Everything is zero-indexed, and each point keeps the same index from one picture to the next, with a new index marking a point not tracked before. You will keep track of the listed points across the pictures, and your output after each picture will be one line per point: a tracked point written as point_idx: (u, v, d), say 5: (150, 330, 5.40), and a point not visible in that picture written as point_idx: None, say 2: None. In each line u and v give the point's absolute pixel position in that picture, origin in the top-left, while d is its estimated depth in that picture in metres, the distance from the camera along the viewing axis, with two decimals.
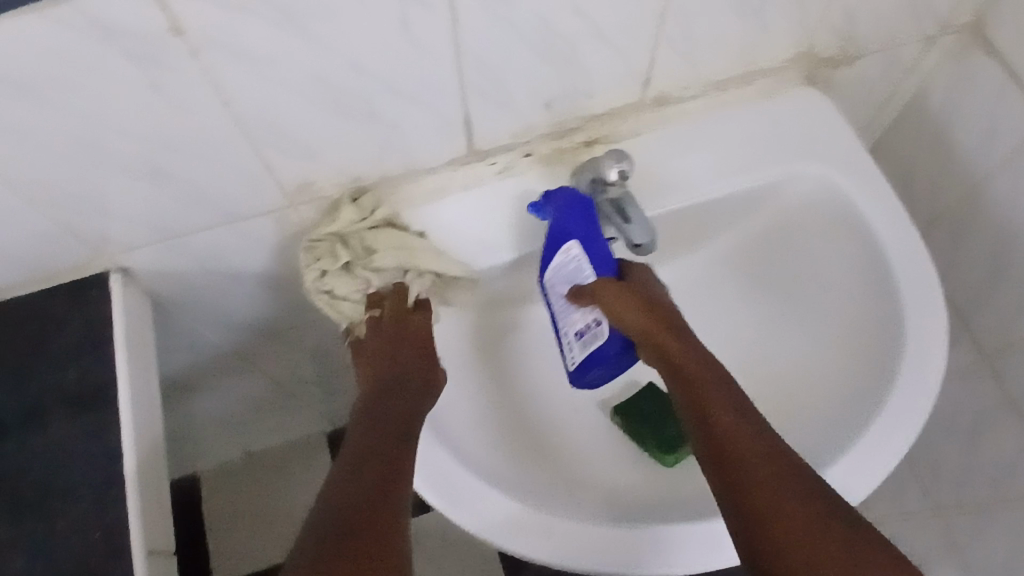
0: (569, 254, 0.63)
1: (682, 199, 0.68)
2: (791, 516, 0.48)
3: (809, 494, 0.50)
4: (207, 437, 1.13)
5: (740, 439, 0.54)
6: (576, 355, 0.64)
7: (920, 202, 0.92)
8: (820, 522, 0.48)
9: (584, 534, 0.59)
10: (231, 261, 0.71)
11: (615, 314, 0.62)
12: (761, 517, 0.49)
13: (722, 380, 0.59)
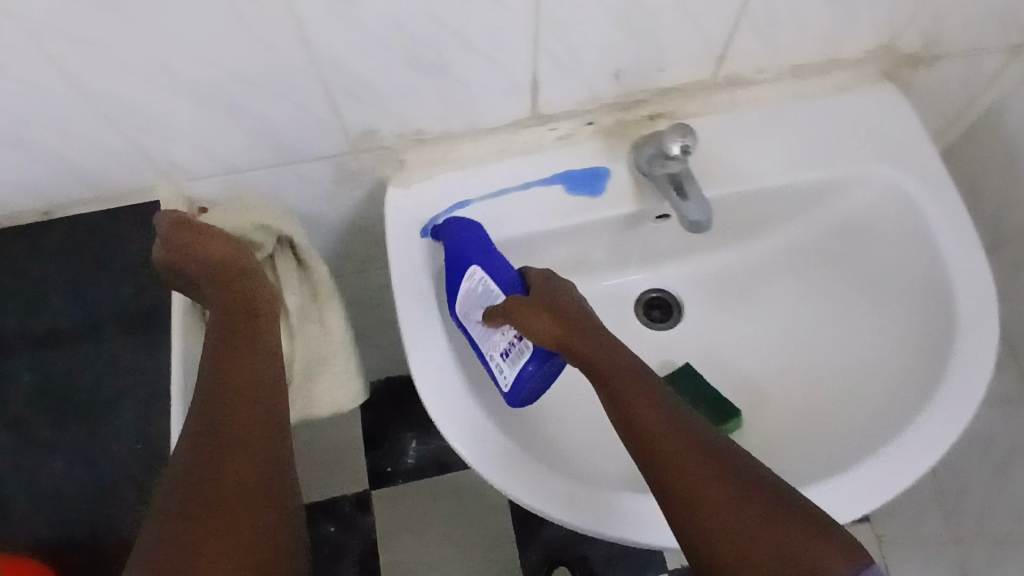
0: (473, 277, 0.62)
1: (741, 184, 0.67)
2: (730, 526, 0.47)
3: (747, 483, 0.49)
4: None
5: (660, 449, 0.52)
6: (508, 375, 0.60)
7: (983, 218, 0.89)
8: (755, 526, 0.46)
9: (602, 500, 0.60)
10: (286, 200, 0.73)
11: (528, 330, 0.58)
12: (703, 536, 0.47)
13: (639, 380, 0.57)
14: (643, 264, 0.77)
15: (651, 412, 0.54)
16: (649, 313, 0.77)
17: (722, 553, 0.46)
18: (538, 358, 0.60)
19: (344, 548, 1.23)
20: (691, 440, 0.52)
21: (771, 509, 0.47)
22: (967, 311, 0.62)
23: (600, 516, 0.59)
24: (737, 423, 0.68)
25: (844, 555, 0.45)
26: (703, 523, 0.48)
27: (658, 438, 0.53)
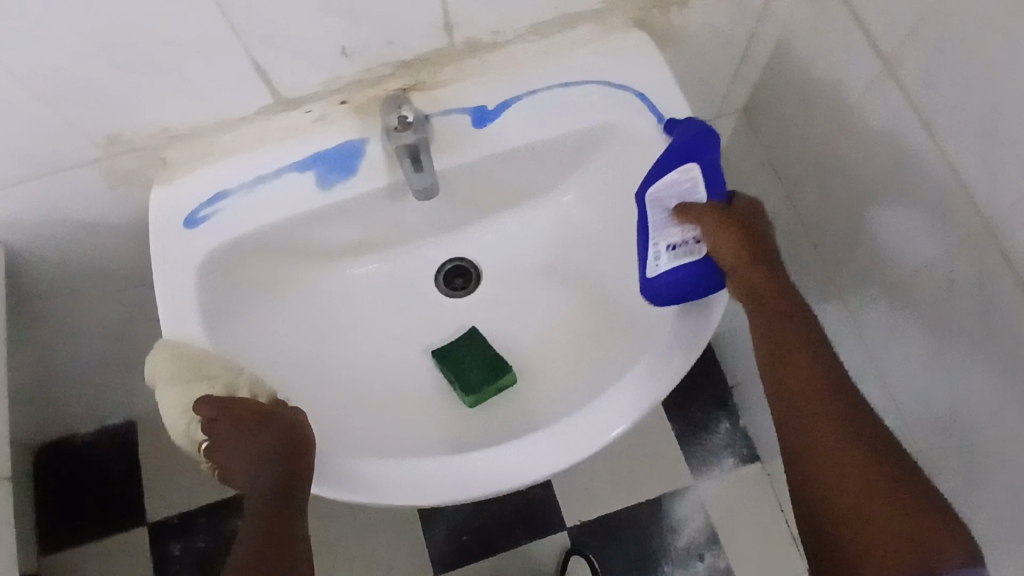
0: (687, 174, 0.63)
1: (492, 146, 0.68)
2: (863, 478, 0.55)
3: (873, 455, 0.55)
4: (129, 382, 1.20)
5: (811, 404, 0.58)
6: (662, 263, 0.63)
7: (791, 151, 0.90)
8: (887, 487, 0.54)
9: (362, 469, 0.61)
10: (71, 210, 0.74)
11: (714, 239, 0.62)
12: (829, 479, 0.55)
13: (806, 329, 0.61)
14: (438, 234, 0.78)
15: (819, 359, 0.60)
16: (450, 282, 0.78)
17: (839, 500, 0.55)
18: (703, 267, 0.63)
19: None
20: (853, 394, 0.59)
21: (903, 480, 0.55)
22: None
23: (354, 480, 0.60)
24: (512, 377, 0.69)
25: (960, 548, 0.52)
26: (835, 468, 0.55)
27: (823, 380, 0.59)
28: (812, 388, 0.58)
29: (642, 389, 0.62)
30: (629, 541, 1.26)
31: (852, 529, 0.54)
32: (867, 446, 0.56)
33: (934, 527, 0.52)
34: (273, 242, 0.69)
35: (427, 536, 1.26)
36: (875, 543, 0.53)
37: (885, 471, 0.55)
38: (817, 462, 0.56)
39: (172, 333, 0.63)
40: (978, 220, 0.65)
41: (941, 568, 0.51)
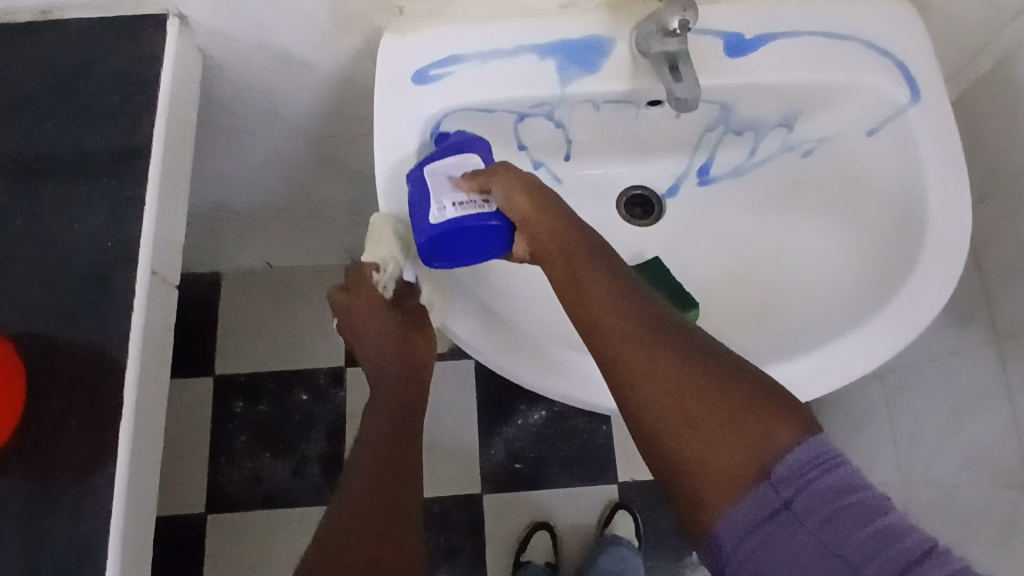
0: (467, 159, 0.61)
1: (742, 78, 0.65)
2: (690, 405, 0.51)
3: (687, 386, 0.51)
4: (233, 234, 1.19)
5: (624, 359, 0.53)
6: (450, 213, 0.58)
7: (984, 168, 0.87)
8: (720, 402, 0.50)
9: (538, 357, 0.64)
10: (284, 40, 0.72)
11: (502, 195, 0.58)
12: (655, 419, 0.51)
13: (606, 253, 0.59)
14: (631, 159, 0.77)
15: (609, 284, 0.56)
16: (631, 210, 0.78)
17: (667, 441, 0.51)
18: (489, 228, 0.59)
19: (313, 418, 1.29)
20: (661, 314, 0.55)
21: (733, 391, 0.51)
22: (934, 241, 0.63)
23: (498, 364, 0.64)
24: (694, 314, 0.70)
25: (795, 428, 0.49)
26: (658, 403, 0.51)
27: (614, 306, 0.55)
28: (616, 323, 0.55)
29: (848, 358, 0.62)
30: (676, 510, 1.27)
31: (689, 460, 0.50)
32: (678, 377, 0.51)
33: (770, 422, 0.49)
34: (489, 121, 0.68)
35: (483, 457, 1.29)
36: (711, 466, 0.49)
37: (694, 396, 0.51)
38: (639, 404, 0.52)
39: (389, 209, 0.63)
40: None
41: (772, 472, 0.47)
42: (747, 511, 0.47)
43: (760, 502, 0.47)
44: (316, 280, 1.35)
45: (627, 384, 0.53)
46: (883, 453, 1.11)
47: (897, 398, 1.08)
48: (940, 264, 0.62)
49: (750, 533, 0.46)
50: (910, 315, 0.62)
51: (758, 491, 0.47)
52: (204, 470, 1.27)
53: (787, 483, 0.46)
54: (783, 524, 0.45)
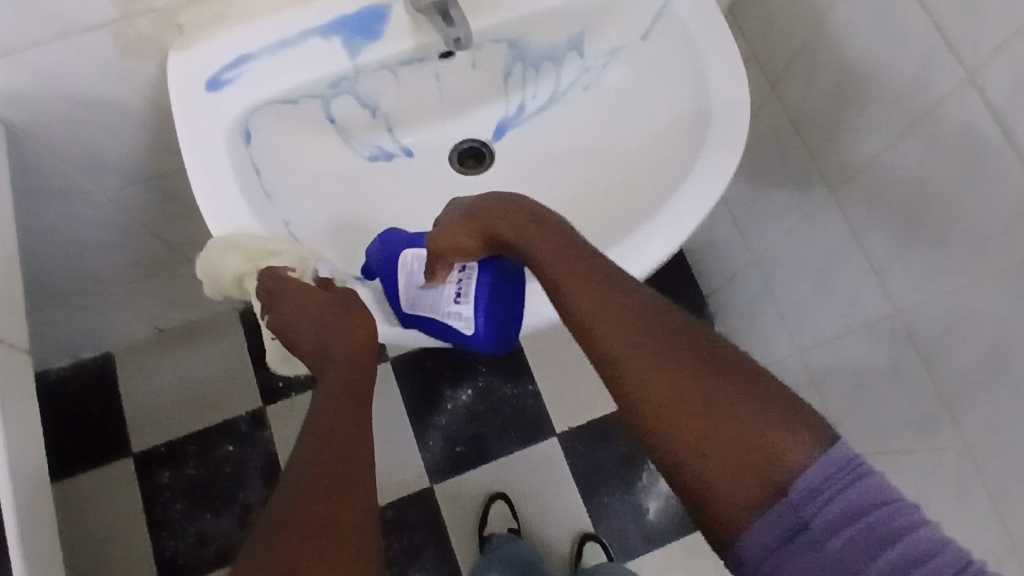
0: (406, 262, 0.67)
1: (513, 10, 0.69)
2: (692, 407, 0.47)
3: (691, 387, 0.48)
4: (108, 305, 1.17)
5: (625, 360, 0.50)
6: (464, 311, 0.65)
7: (772, 45, 0.95)
8: (726, 406, 0.46)
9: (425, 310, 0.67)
10: (79, 86, 0.72)
11: (456, 250, 0.64)
12: (654, 426, 0.48)
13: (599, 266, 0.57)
14: (450, 117, 0.80)
15: (600, 298, 0.54)
16: (463, 161, 0.81)
17: (672, 446, 0.47)
18: (489, 285, 0.65)
19: (245, 464, 1.28)
20: (662, 315, 0.52)
21: (733, 392, 0.47)
22: (719, 112, 0.68)
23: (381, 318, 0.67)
24: None
25: (810, 442, 0.44)
26: (654, 410, 0.48)
27: (604, 318, 0.53)
28: (609, 334, 0.52)
29: (666, 217, 0.66)
30: (617, 444, 1.32)
31: (693, 467, 0.46)
32: (687, 375, 0.48)
33: (777, 430, 0.45)
34: (296, 111, 0.70)
35: (423, 450, 1.30)
36: (720, 477, 0.45)
37: (696, 396, 0.47)
38: (642, 405, 0.49)
39: (225, 232, 0.63)
40: (961, 74, 0.69)
41: (787, 489, 0.43)
42: (769, 528, 0.43)
43: (783, 521, 0.42)
44: (212, 330, 1.34)
45: (631, 386, 0.49)
46: (778, 330, 1.19)
47: (772, 277, 1.16)
48: (728, 129, 0.68)
49: (771, 552, 0.42)
50: (711, 169, 0.66)
51: (779, 507, 0.43)
52: (148, 549, 1.23)
53: (811, 501, 0.42)
54: (809, 548, 0.41)
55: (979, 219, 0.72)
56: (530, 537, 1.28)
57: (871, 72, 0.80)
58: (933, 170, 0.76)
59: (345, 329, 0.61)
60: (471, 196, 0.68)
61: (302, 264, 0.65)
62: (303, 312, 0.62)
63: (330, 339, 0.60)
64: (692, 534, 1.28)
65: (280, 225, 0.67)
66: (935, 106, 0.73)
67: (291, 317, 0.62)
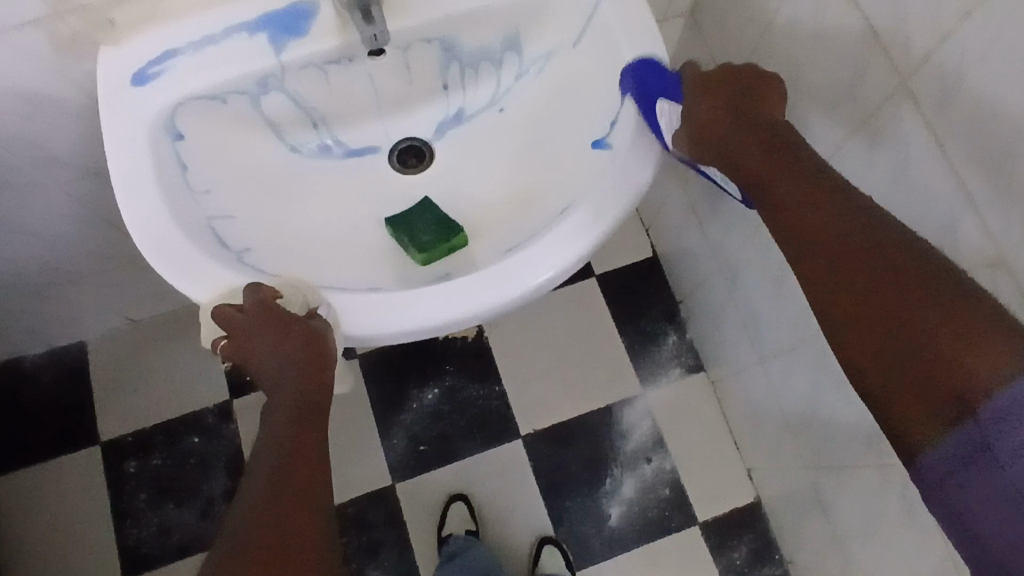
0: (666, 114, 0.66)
1: (433, 11, 0.68)
2: (891, 329, 0.52)
3: (887, 314, 0.53)
4: (74, 297, 1.18)
5: (821, 283, 0.56)
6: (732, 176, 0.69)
7: (722, 52, 0.93)
8: (924, 322, 0.51)
9: (411, 302, 0.63)
10: (14, 78, 0.73)
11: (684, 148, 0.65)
12: (856, 339, 0.55)
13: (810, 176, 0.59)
14: (386, 116, 0.79)
15: (817, 218, 0.57)
16: (404, 160, 0.80)
17: (871, 362, 0.54)
18: None
19: (209, 457, 1.29)
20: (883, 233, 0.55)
21: (940, 315, 0.51)
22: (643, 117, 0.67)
23: (360, 317, 0.63)
24: (462, 237, 0.72)
25: (1018, 363, 0.47)
26: (859, 332, 0.54)
27: (820, 239, 0.56)
28: (823, 253, 0.56)
29: (595, 215, 0.65)
30: (582, 447, 1.31)
31: (884, 385, 0.53)
32: (898, 300, 0.52)
33: (986, 351, 0.48)
34: (225, 107, 0.70)
35: (387, 449, 1.30)
36: (906, 399, 0.52)
37: (911, 319, 0.52)
38: (844, 325, 0.55)
39: (207, 293, 0.62)
40: (893, 79, 0.66)
41: (979, 414, 0.48)
42: (950, 447, 0.50)
43: (961, 439, 0.49)
44: (182, 322, 1.35)
45: (831, 303, 0.56)
46: (741, 337, 1.17)
47: (734, 283, 1.14)
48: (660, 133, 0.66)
49: (952, 467, 0.50)
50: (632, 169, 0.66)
51: (966, 426, 0.49)
52: (112, 537, 1.25)
53: (995, 426, 0.48)
54: (983, 467, 0.48)
55: (918, 229, 0.70)
56: (487, 539, 1.28)
57: (810, 79, 0.78)
58: (874, 179, 0.74)
59: (306, 358, 0.61)
60: (695, 82, 0.66)
61: (304, 291, 0.64)
62: (254, 331, 0.61)
63: (285, 366, 0.61)
64: (653, 541, 1.27)
65: (206, 221, 0.68)
66: (873, 112, 0.70)
67: (246, 339, 0.61)
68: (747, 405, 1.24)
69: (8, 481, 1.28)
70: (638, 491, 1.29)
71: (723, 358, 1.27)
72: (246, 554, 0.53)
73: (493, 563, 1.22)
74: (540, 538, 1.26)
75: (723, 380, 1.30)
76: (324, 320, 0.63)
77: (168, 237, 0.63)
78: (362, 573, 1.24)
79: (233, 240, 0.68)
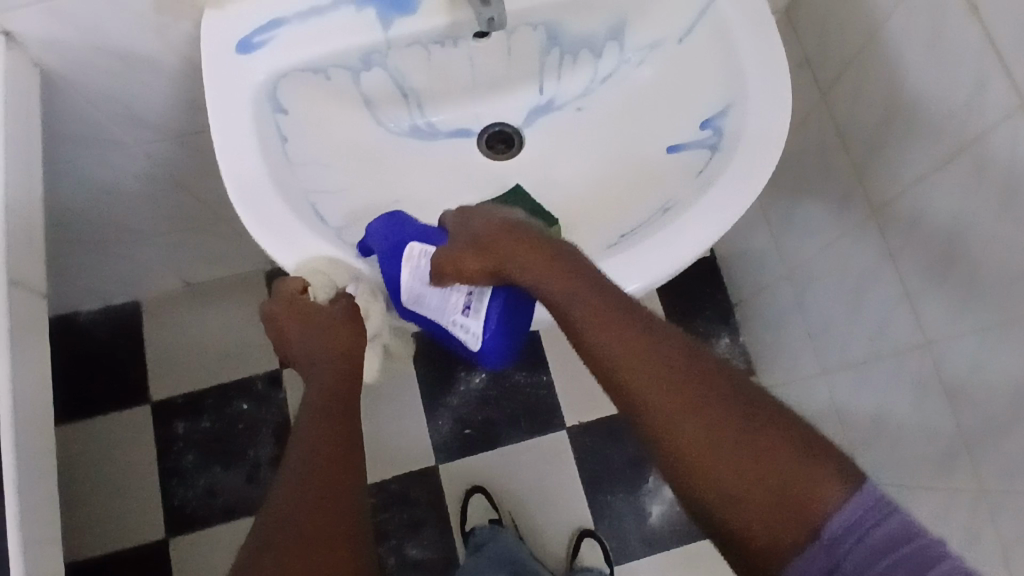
0: (414, 253, 0.64)
1: None
2: (720, 458, 0.47)
3: (712, 443, 0.48)
4: (137, 257, 1.19)
5: (651, 419, 0.50)
6: (473, 325, 0.64)
7: (819, 55, 0.91)
8: (727, 443, 0.47)
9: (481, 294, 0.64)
10: (114, 37, 0.72)
11: (466, 277, 0.62)
12: (691, 478, 0.48)
13: (610, 297, 0.57)
14: (479, 99, 0.78)
15: (615, 341, 0.54)
16: (493, 146, 0.79)
17: (716, 504, 0.47)
18: (501, 301, 0.64)
19: (256, 424, 1.30)
20: (691, 364, 0.51)
21: (741, 434, 0.47)
22: (751, 121, 0.65)
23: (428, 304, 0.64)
24: (557, 228, 0.71)
25: (835, 481, 0.45)
26: (689, 469, 0.48)
27: (636, 372, 0.52)
28: (639, 388, 0.51)
29: (705, 218, 0.63)
30: (627, 444, 1.30)
31: (731, 523, 0.47)
32: (707, 425, 0.48)
33: (794, 467, 0.46)
34: (326, 80, 0.70)
35: (432, 429, 1.31)
36: (753, 526, 0.46)
37: (724, 446, 0.47)
38: (676, 467, 0.49)
39: (305, 266, 0.62)
40: (1017, 98, 0.64)
41: (822, 531, 0.44)
42: (804, 568, 0.43)
43: (813, 559, 0.43)
44: (237, 290, 1.36)
45: (660, 441, 0.50)
46: (804, 348, 1.15)
47: (802, 293, 1.12)
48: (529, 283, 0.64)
49: None
50: (741, 170, 0.64)
51: (811, 548, 0.44)
52: (156, 495, 1.26)
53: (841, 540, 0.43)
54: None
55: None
56: (525, 528, 1.28)
57: (920, 90, 0.75)
58: (979, 199, 0.71)
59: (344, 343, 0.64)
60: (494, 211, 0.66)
61: (333, 270, 0.62)
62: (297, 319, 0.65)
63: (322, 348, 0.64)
64: (691, 543, 1.26)
65: (306, 196, 0.67)
66: (989, 129, 0.68)
67: (290, 313, 0.66)
68: None
69: (58, 431, 1.30)
70: None
71: (778, 366, 1.25)
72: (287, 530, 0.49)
73: (530, 553, 1.22)
74: (580, 531, 1.26)
75: (776, 389, 1.28)
76: (348, 305, 0.65)
77: (268, 209, 0.63)
78: (401, 551, 1.25)
79: (329, 216, 0.68)
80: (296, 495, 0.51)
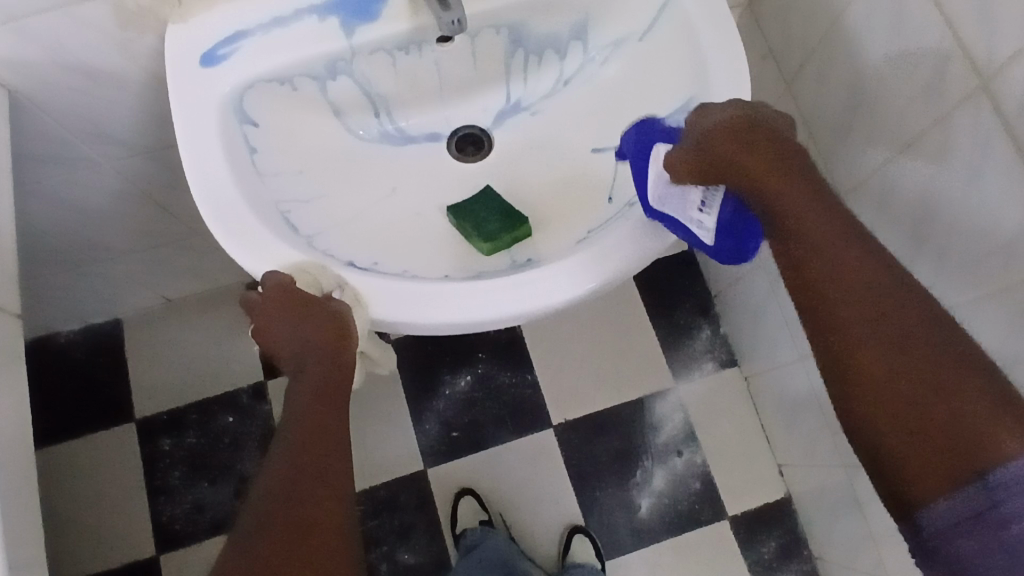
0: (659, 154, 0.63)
1: None
2: (909, 402, 0.54)
3: (906, 387, 0.54)
4: (115, 274, 1.19)
5: (850, 340, 0.56)
6: (710, 223, 0.63)
7: (781, 47, 0.93)
8: (926, 389, 0.53)
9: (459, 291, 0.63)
10: (78, 54, 0.73)
11: (692, 177, 0.62)
12: (878, 407, 0.55)
13: (846, 226, 0.59)
14: (446, 102, 0.79)
15: (833, 269, 0.57)
16: (463, 148, 0.79)
17: (888, 433, 0.55)
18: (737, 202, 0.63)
19: (243, 437, 1.30)
20: (902, 309, 0.55)
21: (939, 385, 0.53)
22: None
23: (394, 307, 0.62)
24: (527, 227, 0.72)
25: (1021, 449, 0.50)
26: (880, 401, 0.55)
27: (862, 302, 0.56)
28: (857, 315, 0.56)
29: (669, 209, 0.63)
30: (613, 439, 1.31)
31: (897, 456, 0.54)
32: (914, 369, 0.54)
33: (977, 424, 0.51)
34: (292, 89, 0.70)
35: (419, 433, 1.31)
36: (916, 463, 0.53)
37: (925, 391, 0.53)
38: (864, 395, 0.56)
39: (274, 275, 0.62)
40: (975, 79, 0.65)
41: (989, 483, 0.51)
42: (955, 508, 0.52)
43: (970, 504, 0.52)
44: (218, 303, 1.36)
45: (856, 365, 0.56)
46: (782, 334, 1.17)
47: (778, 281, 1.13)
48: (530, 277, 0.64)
49: (953, 523, 0.53)
50: None
51: (971, 494, 0.52)
52: (145, 513, 1.26)
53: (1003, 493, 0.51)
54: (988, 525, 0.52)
55: (990, 231, 0.69)
56: (516, 527, 1.28)
57: (878, 77, 0.77)
58: (943, 180, 0.73)
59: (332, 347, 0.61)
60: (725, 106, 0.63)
61: (321, 273, 0.63)
62: (278, 320, 0.62)
63: (307, 348, 0.62)
64: (682, 534, 1.28)
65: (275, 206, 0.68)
66: (946, 111, 0.70)
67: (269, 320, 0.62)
68: (783, 401, 1.24)
69: (43, 454, 1.29)
70: (670, 484, 1.29)
71: (759, 353, 1.27)
72: (270, 527, 0.55)
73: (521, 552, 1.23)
74: (571, 528, 1.27)
75: (758, 376, 1.30)
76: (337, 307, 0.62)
77: (238, 219, 0.63)
78: (393, 556, 1.25)
79: (299, 224, 0.68)
80: (277, 494, 0.56)
